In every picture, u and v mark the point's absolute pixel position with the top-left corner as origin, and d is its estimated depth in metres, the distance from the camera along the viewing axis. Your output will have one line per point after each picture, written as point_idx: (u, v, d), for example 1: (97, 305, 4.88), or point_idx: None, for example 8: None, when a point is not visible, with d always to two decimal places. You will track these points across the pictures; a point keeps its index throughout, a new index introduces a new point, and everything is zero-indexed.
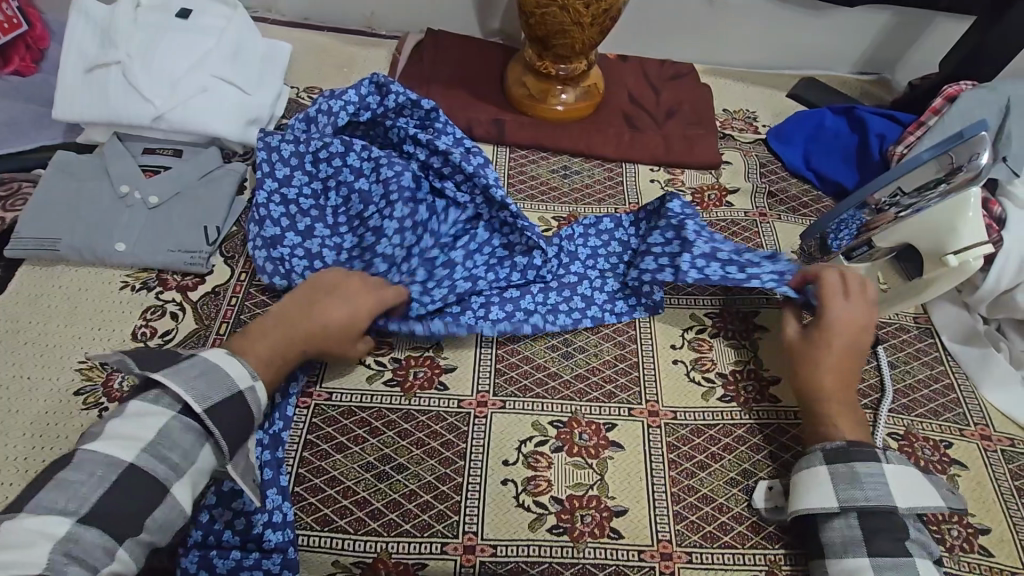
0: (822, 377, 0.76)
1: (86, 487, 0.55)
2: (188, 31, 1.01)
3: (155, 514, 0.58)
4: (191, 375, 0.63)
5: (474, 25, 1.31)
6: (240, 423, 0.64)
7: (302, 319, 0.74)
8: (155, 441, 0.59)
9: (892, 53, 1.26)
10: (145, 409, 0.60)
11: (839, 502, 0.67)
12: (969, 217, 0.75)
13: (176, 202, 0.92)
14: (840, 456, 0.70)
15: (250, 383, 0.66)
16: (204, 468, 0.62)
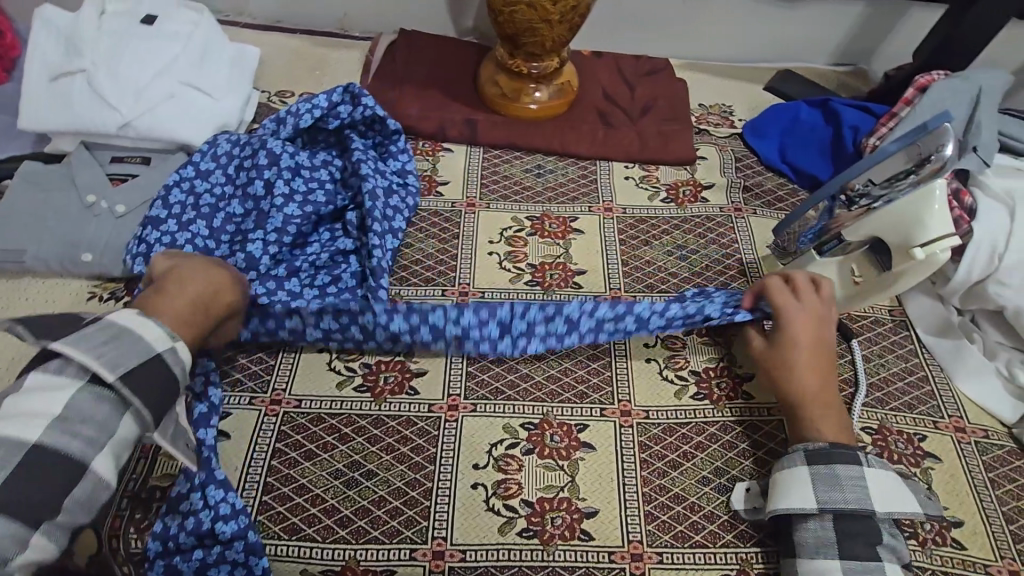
0: (800, 385, 0.76)
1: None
2: (154, 37, 1.00)
3: (77, 491, 0.56)
4: (96, 345, 0.61)
5: (448, 24, 1.30)
6: (161, 387, 0.63)
7: (213, 276, 0.74)
8: (64, 416, 0.57)
9: (868, 44, 1.25)
10: (51, 385, 0.58)
11: (817, 504, 0.68)
12: (936, 209, 0.74)
13: (144, 210, 0.92)
14: (817, 457, 0.70)
15: (170, 344, 0.65)
16: (124, 438, 0.61)
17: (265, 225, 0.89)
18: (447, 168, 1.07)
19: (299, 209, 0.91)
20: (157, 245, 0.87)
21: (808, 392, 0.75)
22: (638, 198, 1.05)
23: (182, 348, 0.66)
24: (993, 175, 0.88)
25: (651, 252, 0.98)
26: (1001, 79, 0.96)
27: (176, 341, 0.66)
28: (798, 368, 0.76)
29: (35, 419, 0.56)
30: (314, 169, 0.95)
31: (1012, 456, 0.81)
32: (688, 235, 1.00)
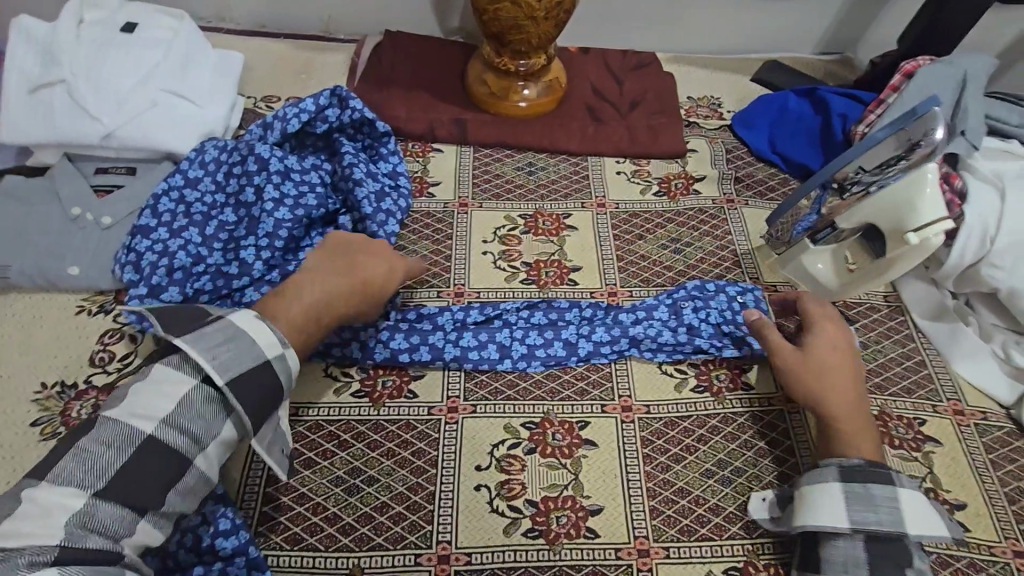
0: (832, 399, 0.74)
1: (106, 460, 0.56)
2: (135, 45, 0.99)
3: (178, 485, 0.58)
4: (216, 345, 0.63)
5: (433, 24, 1.29)
6: (266, 396, 0.65)
7: (326, 280, 0.75)
8: (176, 411, 0.59)
9: (852, 32, 1.26)
10: (169, 375, 0.61)
11: (852, 525, 0.65)
12: (928, 192, 0.73)
13: (130, 222, 0.90)
14: (853, 475, 0.68)
15: (279, 352, 0.66)
16: (226, 439, 0.63)
17: (257, 231, 0.88)
18: (438, 169, 1.06)
19: (290, 213, 0.89)
20: (147, 253, 0.86)
21: (840, 404, 0.74)
22: (630, 193, 1.04)
23: (290, 356, 0.67)
24: (982, 158, 0.88)
25: (646, 247, 0.98)
26: (986, 62, 0.97)
27: (287, 350, 0.67)
28: (830, 377, 0.75)
29: (152, 409, 0.59)
30: (304, 172, 0.93)
31: (1011, 437, 0.81)
32: (682, 228, 1.00)
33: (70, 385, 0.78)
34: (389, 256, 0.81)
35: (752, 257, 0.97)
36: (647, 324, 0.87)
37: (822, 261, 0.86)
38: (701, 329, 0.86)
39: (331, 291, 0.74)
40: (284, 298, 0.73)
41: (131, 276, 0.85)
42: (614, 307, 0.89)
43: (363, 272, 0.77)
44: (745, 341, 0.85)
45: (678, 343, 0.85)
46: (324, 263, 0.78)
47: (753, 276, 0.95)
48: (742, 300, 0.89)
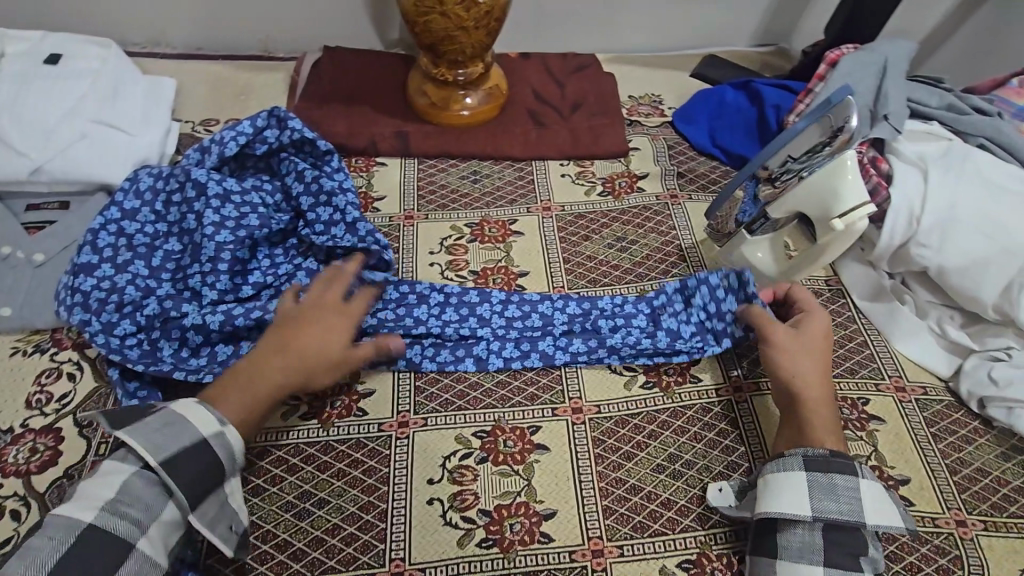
0: (810, 388, 0.75)
1: (45, 554, 0.55)
2: (59, 78, 0.98)
3: (125, 564, 0.57)
4: (149, 428, 0.63)
5: (373, 38, 1.29)
6: (203, 470, 0.63)
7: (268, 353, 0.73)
8: (114, 499, 0.59)
9: (785, 23, 1.28)
10: (113, 467, 0.62)
11: (814, 515, 0.66)
12: (849, 179, 0.76)
13: (64, 257, 0.88)
14: (823, 465, 0.68)
15: (217, 430, 0.66)
16: (167, 521, 0.61)
17: (200, 258, 0.86)
18: (382, 183, 1.05)
19: (232, 234, 0.88)
20: (94, 292, 0.82)
21: (820, 394, 0.75)
22: (575, 194, 1.05)
23: (231, 432, 0.66)
24: (905, 141, 0.91)
25: (592, 247, 0.98)
26: (903, 48, 1.00)
27: (224, 425, 0.66)
28: (821, 366, 0.77)
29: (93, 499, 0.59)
30: (245, 194, 0.91)
31: (951, 409, 0.84)
32: (627, 227, 1.01)
33: (5, 431, 0.76)
34: (337, 330, 0.76)
35: (697, 250, 0.98)
36: (624, 331, 0.87)
37: (762, 250, 0.88)
38: (681, 330, 0.87)
39: (280, 370, 0.72)
40: (235, 378, 0.71)
41: (81, 317, 0.80)
42: (564, 297, 0.91)
43: (313, 352, 0.74)
44: (725, 332, 0.86)
45: (661, 346, 0.85)
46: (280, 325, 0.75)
47: (698, 269, 0.96)
48: (727, 283, 0.86)
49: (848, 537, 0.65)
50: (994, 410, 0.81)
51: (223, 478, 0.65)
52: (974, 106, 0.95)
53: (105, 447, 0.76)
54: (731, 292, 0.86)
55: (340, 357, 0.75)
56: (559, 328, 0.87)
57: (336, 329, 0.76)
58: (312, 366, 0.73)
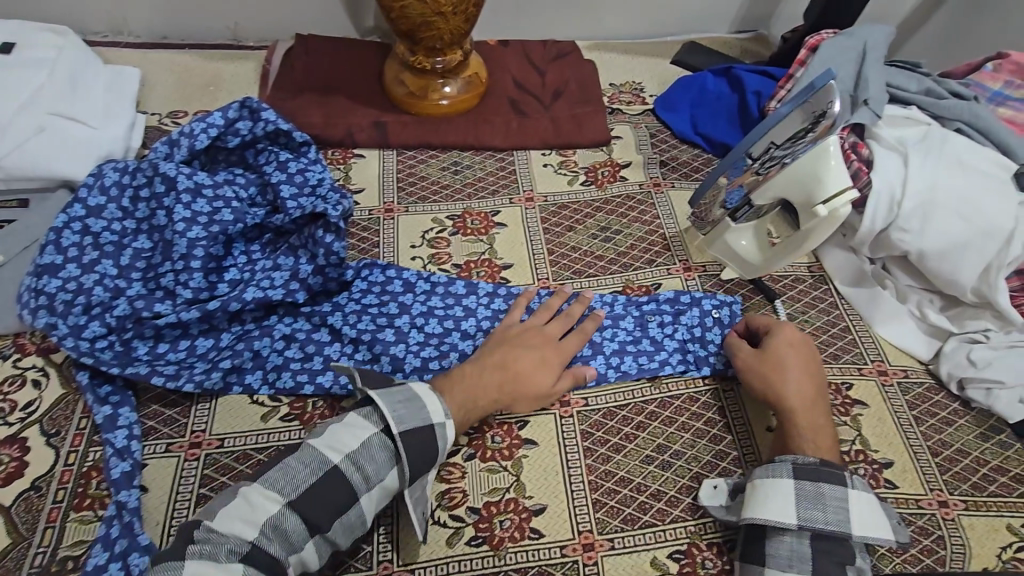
0: (793, 395, 0.75)
1: (301, 476, 0.62)
2: (13, 67, 0.93)
3: (344, 516, 0.63)
4: (397, 401, 0.67)
5: (348, 26, 1.25)
6: (424, 455, 0.66)
7: (502, 360, 0.76)
8: (359, 450, 0.64)
9: (763, 10, 1.28)
10: (359, 421, 0.66)
11: (799, 525, 0.65)
12: (832, 164, 0.75)
13: (23, 258, 0.84)
14: (811, 475, 0.68)
15: (441, 420, 0.68)
16: (386, 487, 0.65)
17: (173, 255, 0.83)
18: (360, 175, 1.03)
19: (204, 230, 0.84)
20: (60, 293, 0.78)
21: (804, 398, 0.74)
22: (558, 184, 1.04)
23: (449, 427, 0.69)
24: (885, 127, 0.91)
25: (577, 238, 0.97)
26: (884, 32, 1.00)
27: (447, 420, 0.69)
28: (796, 373, 0.76)
29: (343, 444, 0.65)
30: (217, 188, 0.88)
31: (932, 391, 0.85)
32: (611, 217, 1.00)
33: None
34: (552, 355, 0.79)
35: (681, 239, 0.98)
36: (613, 332, 0.86)
37: (745, 239, 0.88)
38: (665, 343, 0.86)
39: (493, 389, 0.74)
40: (458, 383, 0.74)
41: (46, 320, 0.76)
42: (552, 292, 0.90)
43: (536, 378, 0.76)
44: (707, 359, 0.85)
45: (631, 364, 0.83)
46: (498, 343, 0.78)
47: (682, 258, 0.96)
48: (718, 314, 0.88)
49: (835, 544, 0.65)
50: (973, 392, 0.82)
51: (430, 466, 0.67)
52: (952, 90, 0.96)
53: (75, 456, 0.72)
54: (719, 323, 0.88)
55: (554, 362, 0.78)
56: None
57: (557, 347, 0.80)
58: (522, 392, 0.76)
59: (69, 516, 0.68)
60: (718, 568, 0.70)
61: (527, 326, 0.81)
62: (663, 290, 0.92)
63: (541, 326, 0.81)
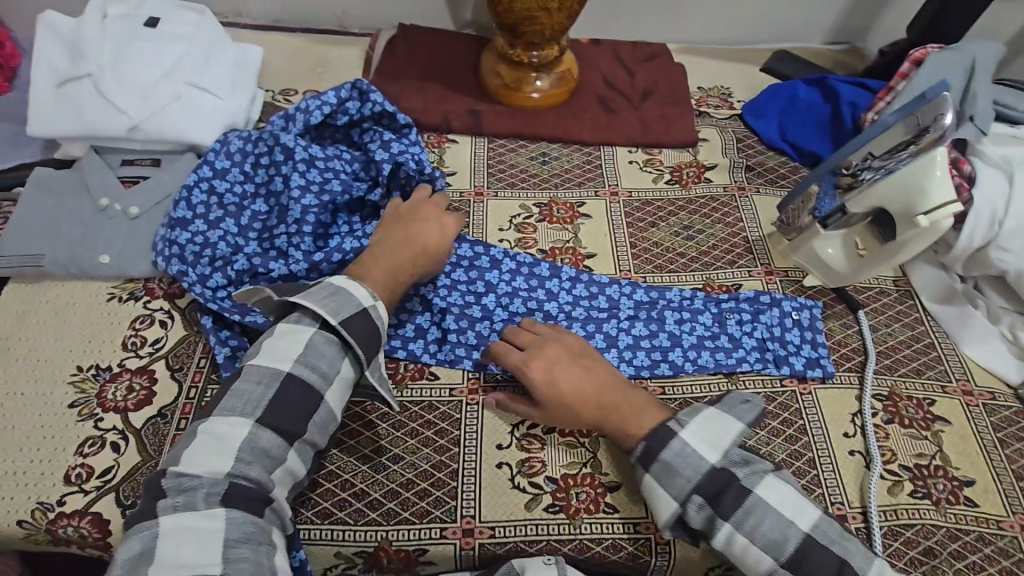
0: (568, 415, 0.75)
1: (258, 393, 0.66)
2: (156, 39, 1.02)
3: (315, 417, 0.68)
4: (321, 298, 0.71)
5: (446, 18, 1.31)
6: (367, 337, 0.72)
7: (397, 240, 0.82)
8: (304, 353, 0.68)
9: (862, 22, 1.27)
10: (293, 328, 0.70)
11: (675, 493, 0.68)
12: (937, 176, 0.75)
13: (156, 212, 0.92)
14: (647, 457, 0.70)
15: (371, 302, 0.73)
16: (345, 376, 0.71)
17: (287, 219, 0.90)
18: (454, 159, 1.08)
19: (316, 198, 0.91)
20: (189, 245, 0.86)
21: (571, 410, 0.75)
22: (642, 181, 1.06)
23: (381, 309, 0.74)
24: (991, 144, 0.90)
25: (659, 234, 1.00)
26: (994, 48, 0.98)
27: (377, 300, 0.74)
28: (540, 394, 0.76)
29: (287, 352, 0.68)
30: (328, 160, 0.95)
31: (1019, 416, 0.83)
32: (694, 216, 1.02)
33: (104, 368, 0.81)
34: (442, 218, 0.86)
35: (764, 244, 0.99)
36: (690, 325, 0.88)
37: (832, 246, 0.88)
38: (743, 341, 0.87)
39: (404, 258, 0.81)
40: (369, 264, 0.80)
41: (178, 267, 0.85)
42: (632, 283, 0.92)
43: (433, 232, 0.84)
44: (787, 359, 0.86)
45: (707, 361, 0.85)
46: (396, 220, 0.85)
47: (764, 262, 0.97)
48: (798, 316, 0.90)
49: (720, 485, 0.67)
50: None
51: (378, 348, 0.74)
52: None
53: (196, 392, 0.80)
54: (799, 325, 0.89)
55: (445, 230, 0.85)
56: (623, 315, 0.89)
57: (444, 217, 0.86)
58: (429, 255, 0.82)
59: None
60: None
61: (417, 203, 0.88)
62: (745, 290, 0.93)
63: (425, 200, 0.88)
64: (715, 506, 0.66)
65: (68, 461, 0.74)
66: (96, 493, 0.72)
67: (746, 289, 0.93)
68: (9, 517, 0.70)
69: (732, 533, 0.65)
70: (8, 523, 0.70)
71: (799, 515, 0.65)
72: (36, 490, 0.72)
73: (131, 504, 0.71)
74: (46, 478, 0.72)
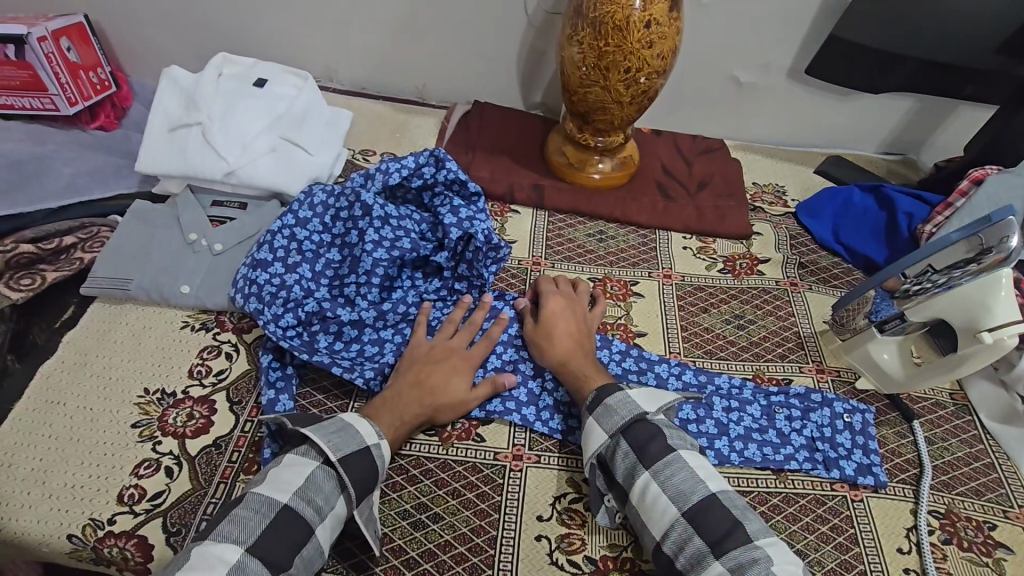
0: (548, 338, 0.87)
1: (254, 521, 0.63)
2: (261, 98, 1.13)
3: (303, 551, 0.64)
4: (328, 432, 0.71)
5: (517, 99, 1.42)
6: (367, 476, 0.71)
7: (413, 391, 0.81)
8: (303, 486, 0.67)
9: (917, 137, 1.31)
10: (298, 459, 0.70)
11: (607, 432, 0.74)
12: (1002, 294, 0.77)
13: (238, 250, 0.99)
14: (594, 404, 0.77)
15: (375, 441, 0.73)
16: (338, 514, 0.68)
17: (358, 269, 0.95)
18: (515, 228, 1.14)
19: (387, 253, 0.96)
20: (267, 286, 0.91)
21: (551, 340, 0.87)
22: (696, 267, 1.09)
23: (384, 447, 0.74)
24: None
25: (710, 320, 1.01)
26: None
27: (382, 439, 0.74)
28: (535, 326, 0.89)
29: (287, 482, 0.67)
30: (400, 219, 1.00)
31: None
32: (745, 305, 1.04)
33: (169, 394, 0.85)
34: (462, 376, 0.84)
35: (816, 341, 0.99)
36: (739, 415, 0.87)
37: (888, 352, 0.89)
38: (792, 438, 0.86)
39: (415, 405, 0.80)
40: (383, 413, 0.79)
41: (255, 305, 0.90)
42: (682, 364, 0.93)
43: (451, 386, 0.83)
44: (836, 463, 0.84)
45: (757, 457, 0.84)
46: (411, 364, 0.84)
47: (815, 359, 0.97)
48: (850, 419, 0.88)
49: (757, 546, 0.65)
50: None
51: (374, 488, 0.72)
52: None
53: (250, 426, 0.83)
54: (850, 428, 0.87)
55: (465, 390, 0.83)
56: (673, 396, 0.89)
57: (463, 374, 0.84)
58: (442, 404, 0.82)
59: (239, 477, 0.78)
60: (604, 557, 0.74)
61: (435, 347, 0.87)
62: (795, 385, 0.93)
63: (448, 344, 0.87)
64: (641, 456, 0.71)
65: (123, 480, 0.76)
66: (144, 516, 0.73)
67: (797, 384, 0.93)
68: (59, 531, 0.72)
69: (647, 480, 0.69)
70: (56, 537, 0.71)
71: (712, 480, 0.69)
72: (89, 506, 0.74)
73: (176, 531, 0.73)
74: (100, 495, 0.75)
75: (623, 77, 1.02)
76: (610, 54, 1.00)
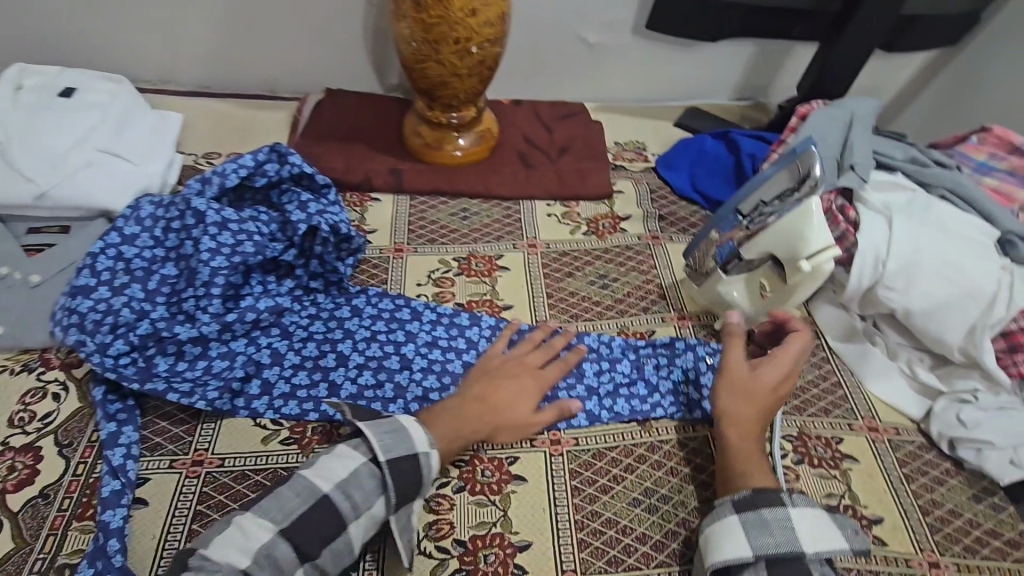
0: (752, 397, 0.76)
1: None
2: (69, 109, 1.03)
3: (333, 542, 0.63)
4: (383, 430, 0.69)
5: (374, 82, 1.35)
6: (410, 483, 0.68)
7: (478, 406, 0.78)
8: (346, 479, 0.65)
9: (763, 81, 1.36)
10: (347, 452, 0.68)
11: (748, 549, 0.64)
12: (816, 223, 0.80)
13: (60, 278, 0.90)
14: (746, 505, 0.67)
15: (426, 448, 0.69)
16: (374, 515, 0.66)
17: (195, 282, 0.87)
18: (375, 217, 1.09)
19: (226, 260, 0.88)
20: (90, 313, 0.82)
21: (754, 407, 0.76)
22: (561, 233, 1.09)
23: (434, 456, 0.70)
24: (873, 191, 0.95)
25: (575, 283, 1.02)
26: (870, 104, 1.07)
27: (433, 448, 0.70)
28: (751, 374, 0.78)
29: (332, 473, 0.66)
30: (242, 222, 0.92)
31: (922, 450, 0.86)
32: (610, 265, 1.05)
33: None
34: (531, 388, 0.82)
35: (676, 289, 1.02)
36: (609, 375, 0.89)
37: (737, 290, 0.91)
38: (658, 386, 0.88)
39: (476, 421, 0.77)
40: (445, 416, 0.76)
41: (76, 337, 0.80)
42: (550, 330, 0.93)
43: (517, 405, 0.80)
44: (698, 403, 0.87)
45: (621, 411, 0.85)
46: (485, 374, 0.82)
47: (677, 307, 1.00)
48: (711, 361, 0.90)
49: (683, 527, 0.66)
50: (963, 451, 0.83)
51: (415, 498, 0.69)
52: (935, 159, 1.02)
53: (84, 467, 0.76)
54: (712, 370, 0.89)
55: (531, 409, 0.81)
56: None
57: (529, 394, 0.82)
58: (504, 423, 0.79)
59: (71, 525, 0.71)
60: (497, 560, 0.72)
61: (503, 361, 0.85)
62: (658, 336, 0.95)
63: (517, 356, 0.86)
64: None
65: None
66: None
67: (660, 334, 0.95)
68: None
69: None
70: None
71: None
72: None
73: None
74: None
75: (454, 48, 1.00)
76: (437, 26, 0.97)
